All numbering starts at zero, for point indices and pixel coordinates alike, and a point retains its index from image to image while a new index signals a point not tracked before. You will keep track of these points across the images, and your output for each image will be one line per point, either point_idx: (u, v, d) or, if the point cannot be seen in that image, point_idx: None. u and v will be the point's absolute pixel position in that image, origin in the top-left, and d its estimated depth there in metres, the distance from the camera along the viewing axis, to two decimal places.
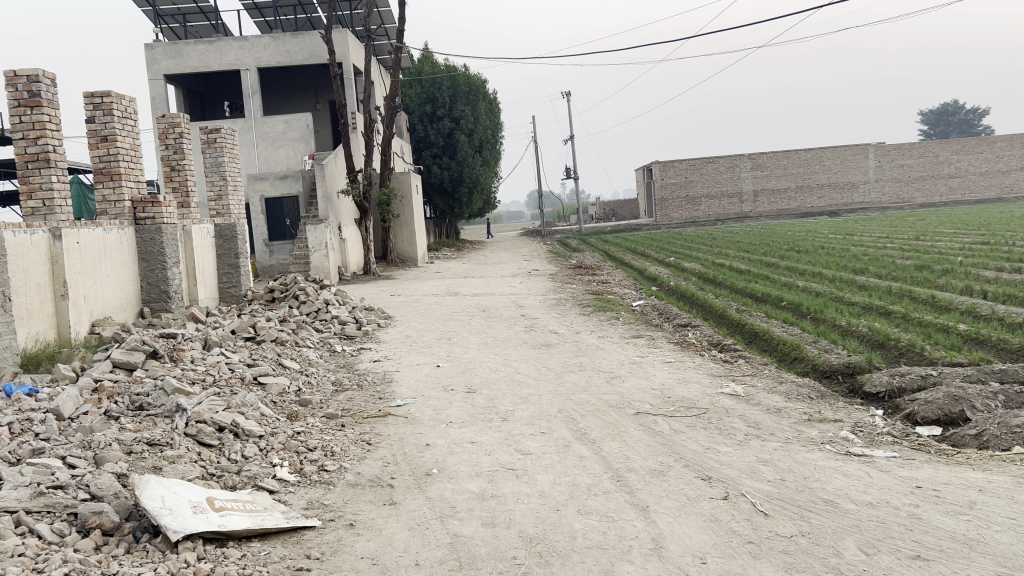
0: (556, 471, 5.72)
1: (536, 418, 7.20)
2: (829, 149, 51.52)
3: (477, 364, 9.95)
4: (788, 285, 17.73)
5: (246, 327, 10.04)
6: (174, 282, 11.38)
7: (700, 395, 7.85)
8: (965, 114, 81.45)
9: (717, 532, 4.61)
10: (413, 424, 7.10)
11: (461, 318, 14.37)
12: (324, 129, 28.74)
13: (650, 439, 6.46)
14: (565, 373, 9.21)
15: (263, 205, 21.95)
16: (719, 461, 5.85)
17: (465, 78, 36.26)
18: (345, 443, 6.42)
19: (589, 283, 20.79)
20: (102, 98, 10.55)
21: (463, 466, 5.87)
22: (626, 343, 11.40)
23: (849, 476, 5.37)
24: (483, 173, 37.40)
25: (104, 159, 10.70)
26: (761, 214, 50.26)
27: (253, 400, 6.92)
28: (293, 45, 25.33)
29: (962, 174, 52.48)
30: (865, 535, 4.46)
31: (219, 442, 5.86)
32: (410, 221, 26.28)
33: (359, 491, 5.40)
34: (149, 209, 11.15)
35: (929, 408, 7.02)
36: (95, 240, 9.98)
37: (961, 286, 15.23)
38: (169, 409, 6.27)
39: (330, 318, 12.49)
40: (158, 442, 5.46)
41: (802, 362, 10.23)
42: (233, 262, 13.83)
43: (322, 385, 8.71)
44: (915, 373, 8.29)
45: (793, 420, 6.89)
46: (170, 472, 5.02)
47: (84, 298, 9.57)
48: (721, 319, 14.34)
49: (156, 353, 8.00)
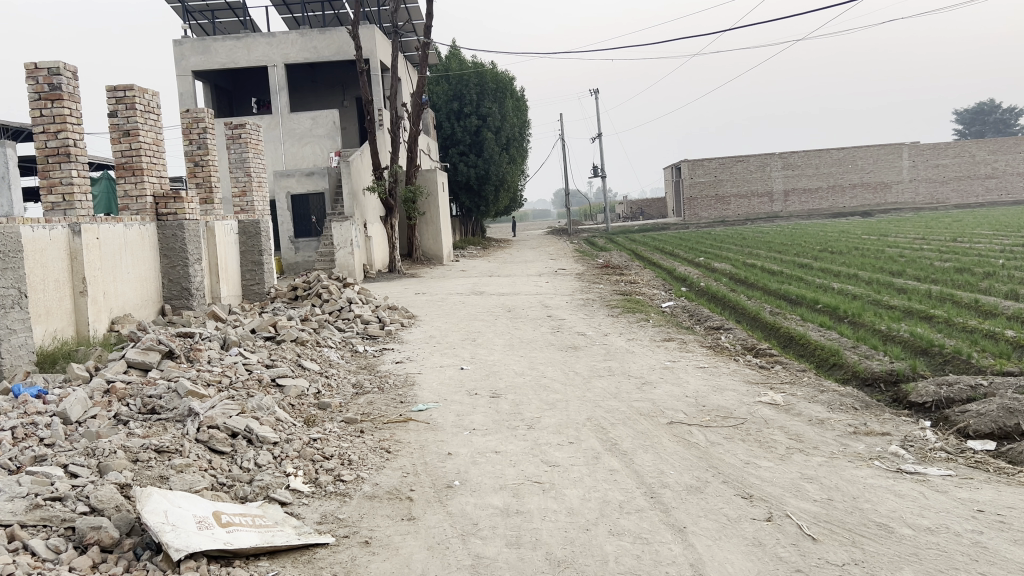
0: (585, 486, 5.37)
1: (563, 426, 6.86)
2: (862, 149, 50.53)
3: (502, 367, 9.62)
4: (822, 288, 17.24)
5: (266, 326, 9.81)
6: (196, 279, 11.17)
7: (737, 404, 7.47)
8: (1000, 114, 79.85)
9: (762, 558, 4.25)
10: (435, 431, 6.79)
11: (487, 318, 14.02)
12: (350, 125, 28.56)
13: (686, 451, 6.09)
14: (594, 379, 8.83)
15: (289, 201, 21.75)
16: (760, 477, 5.48)
17: (493, 75, 35.98)
18: (363, 451, 6.11)
19: (617, 283, 20.34)
20: (125, 92, 10.36)
21: (486, 478, 5.55)
22: (656, 346, 11.02)
23: (902, 497, 4.97)
24: (510, 171, 37.03)
25: (126, 154, 10.51)
26: (792, 214, 49.45)
27: (270, 403, 6.64)
28: (320, 41, 25.09)
29: (998, 175, 51.28)
30: (927, 565, 4.08)
31: (232, 449, 5.62)
32: (436, 219, 26.00)
33: (376, 504, 5.09)
34: (171, 205, 10.92)
35: (982, 421, 6.59)
36: (116, 236, 9.78)
37: (1005, 290, 14.64)
38: (181, 413, 6.01)
39: (353, 318, 12.23)
40: (166, 449, 5.21)
41: (842, 368, 9.80)
42: (256, 259, 13.61)
43: (341, 387, 8.43)
44: (963, 383, 7.85)
45: (838, 433, 6.48)
46: (176, 483, 4.74)
47: (104, 295, 9.37)
48: (755, 322, 13.91)
49: (173, 352, 7.77)
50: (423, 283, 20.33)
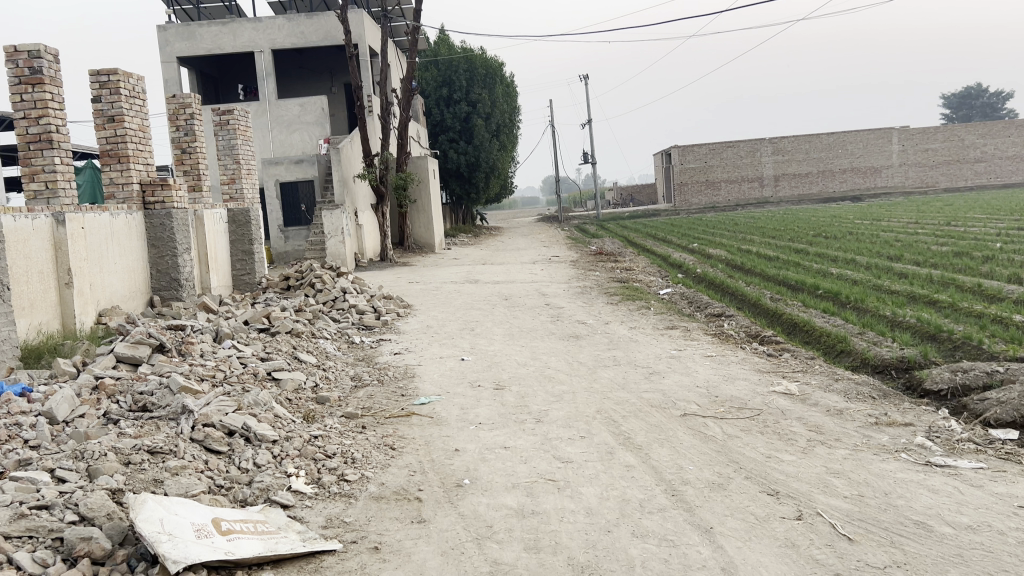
0: (602, 484, 5.12)
1: (573, 419, 6.60)
2: (852, 133, 50.41)
3: (504, 358, 9.34)
4: (820, 273, 17.02)
5: (259, 317, 9.52)
6: (185, 270, 10.82)
7: (751, 394, 7.23)
8: (988, 98, 79.91)
9: (797, 560, 4.00)
10: (439, 426, 6.52)
11: (484, 307, 13.73)
12: (339, 112, 28.15)
13: (703, 445, 5.85)
14: (599, 369, 8.58)
15: (278, 189, 21.37)
16: (785, 472, 5.23)
17: (483, 60, 35.57)
18: (367, 448, 5.84)
19: (613, 270, 20.08)
20: (109, 76, 10.02)
21: (497, 476, 5.29)
22: (660, 334, 10.77)
23: (937, 492, 4.74)
24: (500, 157, 36.66)
25: (111, 141, 10.14)
26: (782, 199, 49.29)
27: (267, 399, 6.34)
28: (307, 26, 24.65)
29: (988, 159, 51.28)
30: (973, 567, 3.84)
31: (229, 448, 5.33)
32: (427, 206, 25.62)
33: (384, 506, 4.82)
34: (158, 193, 10.59)
35: (1005, 409, 6.37)
36: (101, 225, 9.43)
37: (1007, 274, 14.46)
38: (174, 410, 5.71)
39: (348, 308, 11.93)
40: (160, 450, 4.92)
41: (850, 355, 9.58)
42: (247, 249, 13.25)
43: (340, 380, 8.14)
44: (980, 369, 7.65)
45: (858, 424, 6.25)
46: (172, 487, 4.45)
47: (90, 286, 9.03)
48: (756, 308, 13.67)
49: (164, 346, 7.47)
50: (416, 272, 19.99)
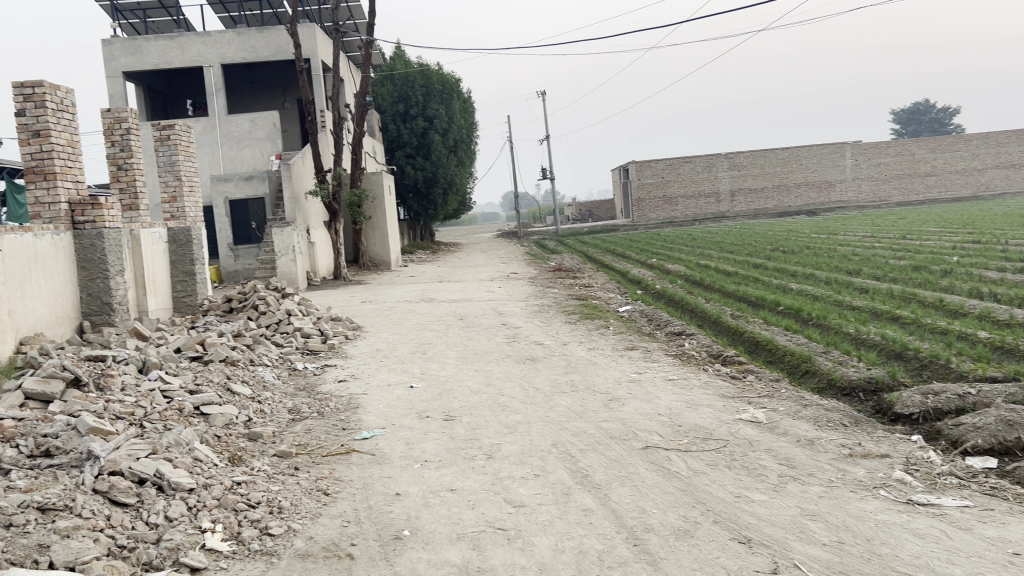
0: (557, 533, 4.61)
1: (526, 455, 6.09)
2: (805, 149, 50.90)
3: (456, 384, 8.80)
4: (781, 289, 16.79)
5: (193, 344, 8.89)
6: (118, 293, 10.09)
7: (717, 423, 6.79)
8: (935, 114, 81.72)
9: None
10: (381, 465, 5.97)
11: (437, 328, 13.17)
12: (292, 128, 27.46)
13: (667, 483, 5.38)
14: (556, 395, 8.07)
15: (226, 207, 20.58)
16: (756, 515, 4.77)
17: (439, 75, 35.19)
18: (296, 495, 5.25)
19: (571, 287, 19.64)
20: (34, 89, 9.32)
21: (441, 526, 4.74)
22: (620, 356, 10.34)
23: (923, 538, 4.32)
24: (458, 173, 36.04)
25: (37, 157, 9.46)
26: (739, 213, 49.50)
27: (190, 439, 5.72)
28: (258, 40, 24.00)
29: (938, 172, 51.86)
30: None
31: (138, 499, 4.72)
32: (383, 223, 25.03)
33: (310, 565, 4.27)
34: (89, 212, 9.85)
35: (981, 436, 6.01)
36: (24, 246, 8.72)
37: (968, 288, 14.31)
38: (79, 456, 5.10)
39: (292, 332, 11.31)
40: (52, 507, 4.32)
41: (815, 376, 9.20)
42: (188, 270, 12.55)
43: (277, 414, 7.54)
44: (951, 392, 7.30)
45: (831, 456, 5.84)
46: (58, 555, 3.87)
47: (9, 312, 8.31)
48: (717, 326, 13.31)
49: (79, 380, 6.80)
50: (369, 291, 19.31)
